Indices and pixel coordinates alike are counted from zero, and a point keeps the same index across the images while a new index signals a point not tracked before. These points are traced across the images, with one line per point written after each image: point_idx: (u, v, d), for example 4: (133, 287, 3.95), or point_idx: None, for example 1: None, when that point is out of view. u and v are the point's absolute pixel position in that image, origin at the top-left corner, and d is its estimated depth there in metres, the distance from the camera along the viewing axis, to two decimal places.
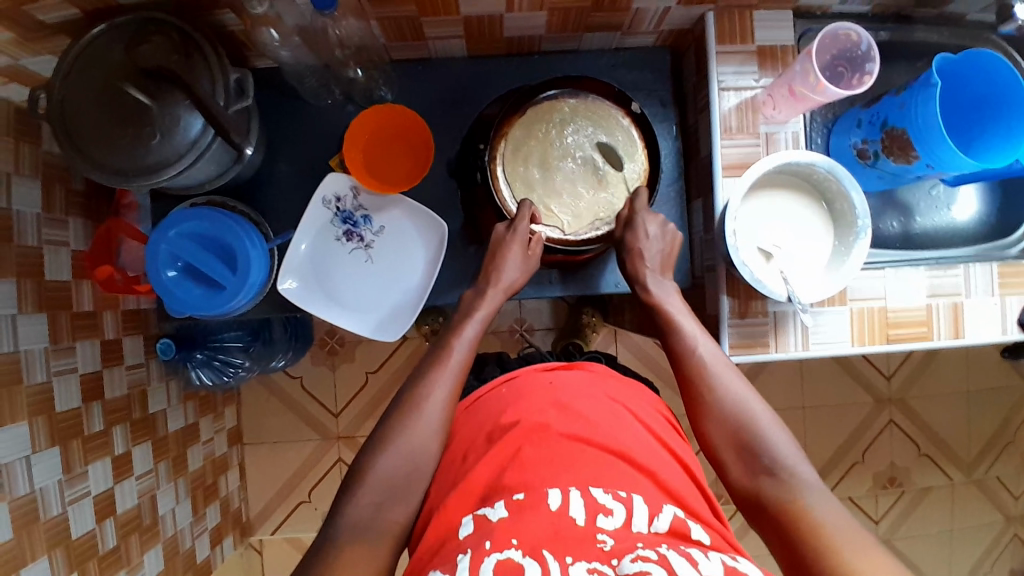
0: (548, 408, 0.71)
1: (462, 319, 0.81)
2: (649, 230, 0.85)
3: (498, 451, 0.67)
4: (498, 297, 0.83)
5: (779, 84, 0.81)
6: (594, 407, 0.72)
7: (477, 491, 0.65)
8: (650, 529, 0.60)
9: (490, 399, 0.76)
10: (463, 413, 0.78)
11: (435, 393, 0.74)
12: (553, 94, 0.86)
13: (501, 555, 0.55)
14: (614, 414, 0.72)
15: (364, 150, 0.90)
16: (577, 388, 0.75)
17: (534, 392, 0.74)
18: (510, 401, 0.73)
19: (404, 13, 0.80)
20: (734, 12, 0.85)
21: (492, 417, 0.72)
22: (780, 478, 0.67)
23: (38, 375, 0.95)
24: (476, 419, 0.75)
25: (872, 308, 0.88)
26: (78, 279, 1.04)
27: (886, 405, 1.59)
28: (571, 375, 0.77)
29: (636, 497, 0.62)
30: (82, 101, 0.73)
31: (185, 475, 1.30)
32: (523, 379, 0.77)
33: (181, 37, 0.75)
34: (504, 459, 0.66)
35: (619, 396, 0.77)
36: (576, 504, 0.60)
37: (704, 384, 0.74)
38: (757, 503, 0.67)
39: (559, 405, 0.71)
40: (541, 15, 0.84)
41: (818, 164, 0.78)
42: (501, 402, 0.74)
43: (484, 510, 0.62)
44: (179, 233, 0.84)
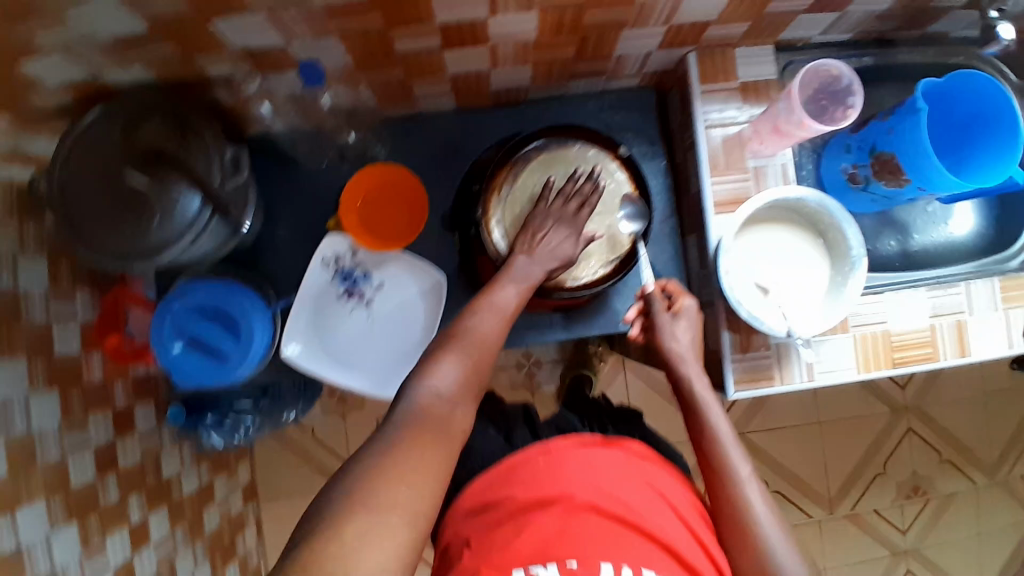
0: (597, 490, 0.71)
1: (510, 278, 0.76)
2: (680, 331, 0.81)
3: (536, 527, 0.67)
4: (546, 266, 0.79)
5: (765, 119, 0.83)
6: (627, 486, 0.72)
7: (517, 560, 0.65)
8: None
9: (523, 470, 0.74)
10: (492, 478, 0.75)
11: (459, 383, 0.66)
12: (534, 150, 0.87)
13: None
14: (647, 493, 0.72)
15: (360, 210, 0.91)
16: (611, 466, 0.74)
17: (575, 469, 0.73)
18: (550, 475, 0.72)
19: (391, 76, 0.82)
20: (714, 51, 0.87)
21: (528, 490, 0.71)
22: None
23: (52, 452, 0.95)
24: (509, 486, 0.73)
25: (874, 333, 0.87)
26: (87, 350, 1.06)
27: (902, 414, 1.58)
28: (610, 454, 0.76)
29: None
30: (79, 188, 0.74)
31: (202, 538, 1.30)
32: (559, 453, 0.75)
33: (174, 118, 0.76)
34: (550, 535, 0.66)
35: (655, 476, 0.76)
36: None
37: (740, 517, 0.71)
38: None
39: (605, 489, 0.71)
40: (525, 67, 0.85)
41: (807, 198, 0.79)
42: (540, 475, 0.73)
43: (537, 570, 0.63)
44: (183, 306, 0.85)
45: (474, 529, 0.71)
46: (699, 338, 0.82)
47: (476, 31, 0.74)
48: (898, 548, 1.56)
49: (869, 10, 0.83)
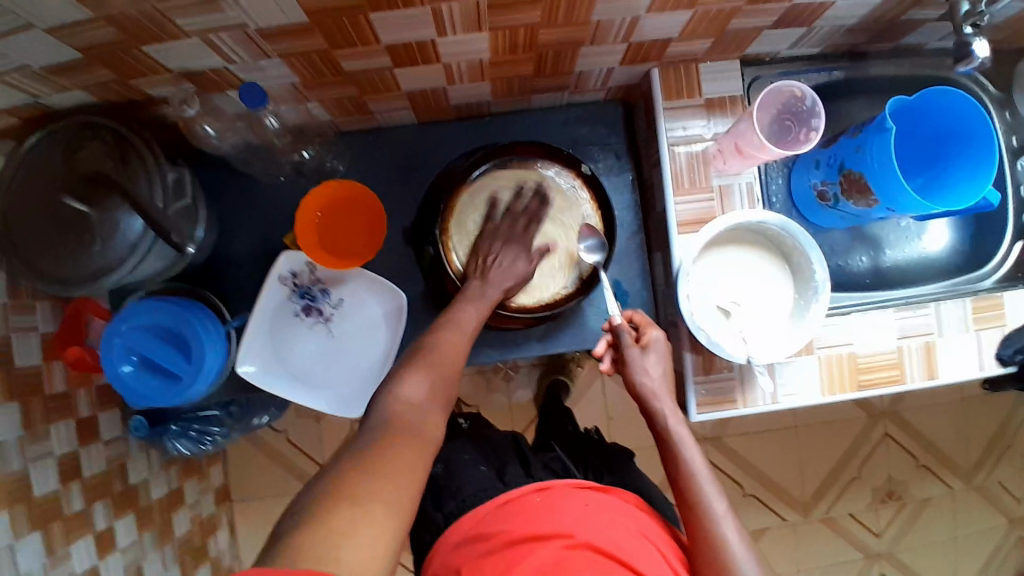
0: (594, 530, 0.70)
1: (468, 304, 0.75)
2: (649, 363, 0.75)
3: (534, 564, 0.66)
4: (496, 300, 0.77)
5: (727, 139, 0.80)
6: (620, 529, 0.72)
7: None
8: None
9: (522, 505, 0.73)
10: (486, 515, 0.74)
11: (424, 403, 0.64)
12: (476, 177, 0.87)
13: None
14: (636, 535, 0.72)
15: (317, 227, 0.88)
16: (604, 510, 0.74)
17: (571, 509, 0.73)
18: (549, 513, 0.72)
19: (344, 92, 0.79)
20: (678, 65, 0.84)
21: (525, 526, 0.70)
22: None
23: (15, 463, 0.95)
24: (504, 524, 0.72)
25: (840, 355, 0.86)
26: (48, 361, 1.04)
27: (879, 418, 1.57)
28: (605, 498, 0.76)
29: None
30: (16, 209, 0.71)
31: (171, 541, 1.30)
32: (556, 493, 0.75)
33: (115, 139, 0.74)
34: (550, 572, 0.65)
35: (645, 523, 0.75)
36: None
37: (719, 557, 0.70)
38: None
39: (600, 531, 0.71)
40: (484, 83, 0.83)
41: (768, 221, 0.77)
42: (538, 512, 0.72)
43: None
44: (132, 326, 0.83)
45: (466, 556, 0.71)
46: (670, 370, 0.76)
47: (425, 52, 0.72)
48: (873, 551, 1.57)
49: (837, 24, 0.81)
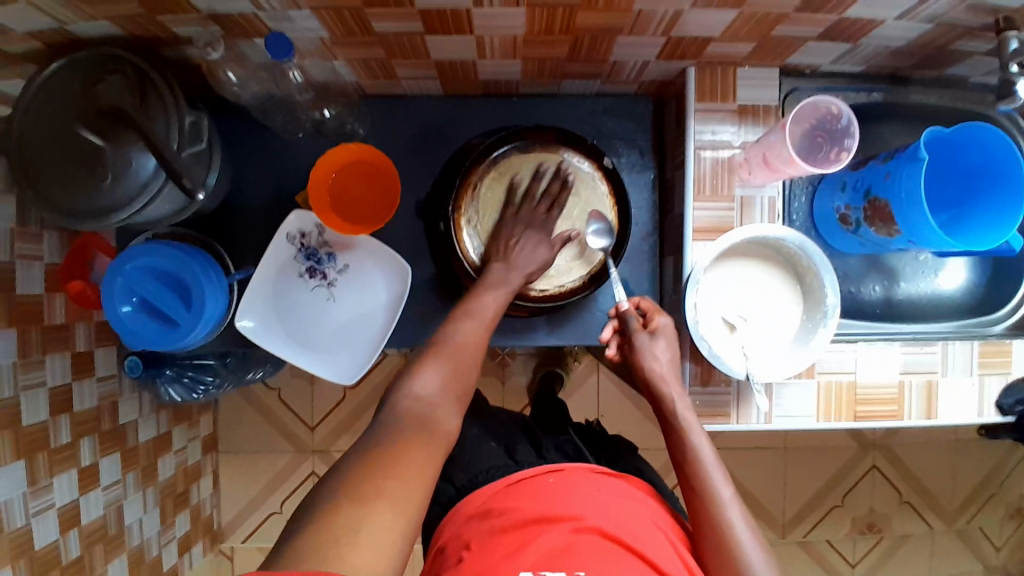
0: (605, 514, 0.68)
1: (488, 288, 0.75)
2: (659, 349, 0.75)
3: (543, 548, 0.64)
4: (519, 279, 0.77)
5: (756, 149, 0.78)
6: (634, 515, 0.70)
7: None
8: None
9: (534, 486, 0.72)
10: (497, 493, 0.72)
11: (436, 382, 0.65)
12: (496, 158, 0.85)
13: None
14: (650, 519, 0.70)
15: (331, 188, 0.87)
16: (619, 495, 0.72)
17: (582, 492, 0.71)
18: (557, 495, 0.70)
19: (372, 55, 0.78)
20: (716, 67, 0.82)
21: (536, 507, 0.68)
22: None
23: (4, 390, 0.99)
24: (514, 499, 0.70)
25: (840, 383, 0.85)
26: (51, 292, 1.09)
27: (870, 450, 1.55)
28: (616, 484, 0.74)
29: None
30: (35, 137, 0.71)
31: (155, 484, 1.34)
32: (571, 474, 0.74)
33: (137, 75, 0.72)
34: (556, 556, 0.63)
35: (657, 513, 0.73)
36: None
37: (725, 541, 0.68)
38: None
39: (611, 517, 0.68)
40: (515, 62, 0.81)
41: (786, 238, 0.75)
42: (548, 494, 0.70)
43: None
44: (135, 267, 0.82)
45: (477, 531, 0.69)
46: (676, 361, 0.76)
47: (459, 21, 0.71)
48: None
49: (882, 45, 0.79)
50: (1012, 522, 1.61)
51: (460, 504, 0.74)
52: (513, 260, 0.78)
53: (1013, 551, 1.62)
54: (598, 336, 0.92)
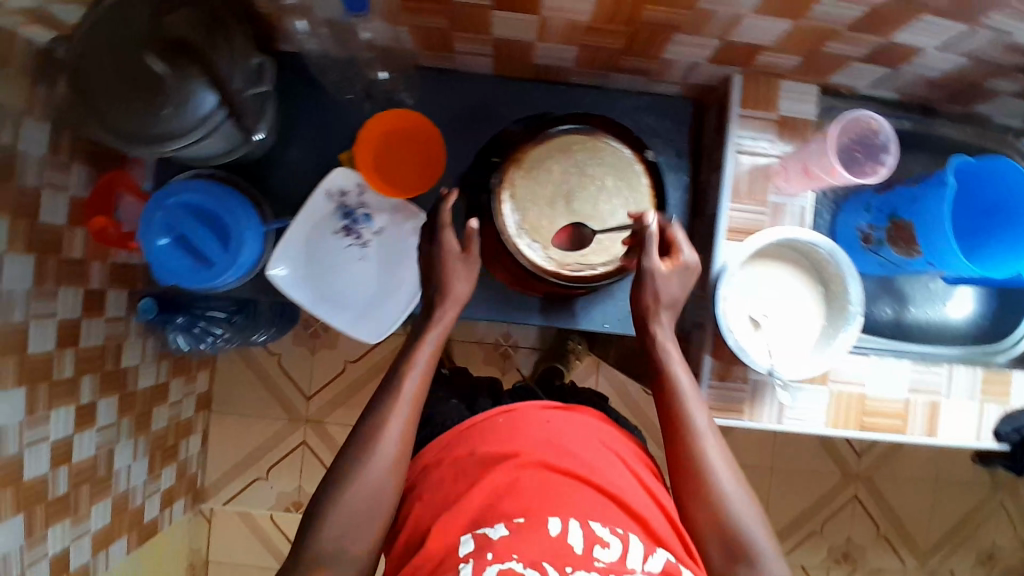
0: (551, 444, 0.72)
1: (416, 344, 0.79)
2: (670, 280, 0.78)
3: (488, 483, 0.68)
4: (440, 331, 0.80)
5: (797, 158, 0.83)
6: (590, 446, 0.74)
7: (469, 512, 0.66)
8: (643, 567, 0.63)
9: (486, 427, 0.76)
10: (456, 437, 0.76)
11: (395, 430, 0.73)
12: (546, 138, 0.86)
13: (502, 566, 0.60)
14: (609, 452, 0.74)
15: (376, 151, 0.90)
16: (575, 432, 0.75)
17: (532, 425, 0.75)
18: (507, 431, 0.74)
19: (435, 24, 0.81)
20: (760, 77, 0.86)
21: (487, 445, 0.73)
22: (746, 557, 0.68)
23: (16, 314, 0.99)
24: (468, 442, 0.75)
25: (851, 393, 0.88)
26: (73, 226, 1.09)
27: (852, 480, 1.58)
28: (571, 418, 0.77)
29: (633, 536, 0.66)
30: (98, 59, 0.72)
31: (147, 433, 1.34)
32: (522, 414, 0.77)
33: (209, 14, 0.74)
34: (497, 491, 0.67)
35: (615, 441, 0.78)
36: (575, 533, 0.64)
37: (696, 466, 0.72)
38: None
39: (560, 447, 0.72)
40: (570, 48, 0.84)
41: (820, 244, 0.78)
42: (496, 431, 0.74)
43: (484, 531, 0.64)
44: (177, 203, 0.84)
45: (428, 483, 0.74)
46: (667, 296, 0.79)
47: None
48: None
49: (920, 73, 0.83)
50: (982, 567, 1.64)
51: (426, 448, 0.79)
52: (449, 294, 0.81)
53: None
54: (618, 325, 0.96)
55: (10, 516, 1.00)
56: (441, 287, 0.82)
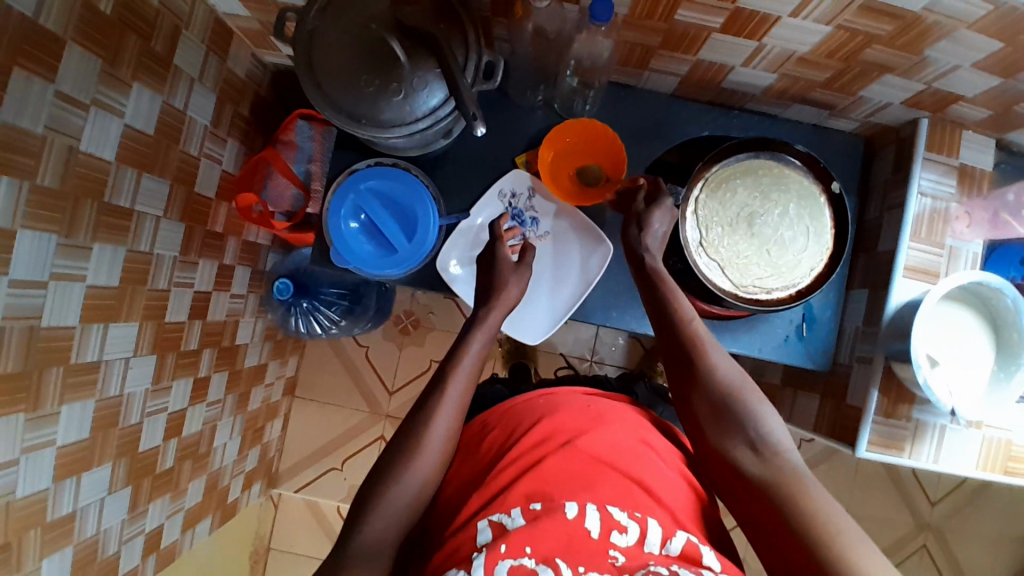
0: (585, 421, 0.80)
1: (459, 352, 0.78)
2: (658, 226, 0.82)
3: (526, 455, 0.76)
4: (498, 315, 0.82)
5: (983, 205, 0.87)
6: (622, 429, 0.80)
7: (494, 491, 0.73)
8: (661, 550, 0.67)
9: (525, 408, 0.85)
10: (501, 414, 0.86)
11: (441, 426, 0.73)
12: (734, 162, 0.87)
13: (515, 561, 0.62)
14: (637, 431, 0.81)
15: (554, 158, 0.92)
16: (612, 414, 0.83)
17: (570, 408, 0.83)
18: (546, 411, 0.83)
19: (647, 40, 0.82)
20: (946, 124, 0.88)
21: (526, 420, 0.82)
22: (764, 455, 0.67)
23: (161, 281, 0.99)
24: (514, 417, 0.84)
25: (1000, 439, 0.89)
26: (219, 199, 1.10)
27: (923, 530, 1.55)
28: (609, 402, 0.85)
29: (650, 519, 0.70)
30: (338, 42, 0.75)
31: (244, 412, 1.33)
32: (561, 396, 0.86)
33: (447, 8, 0.75)
34: (531, 461, 0.75)
35: (646, 426, 0.83)
36: (591, 517, 0.68)
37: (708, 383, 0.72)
38: (739, 482, 0.68)
39: (587, 428, 0.79)
40: (769, 77, 0.86)
41: (1006, 290, 0.79)
42: (537, 410, 0.83)
43: (499, 517, 0.69)
44: (368, 188, 0.85)
45: (467, 459, 0.82)
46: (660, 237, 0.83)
47: (758, 27, 0.75)
48: None
49: None
50: None
51: (475, 417, 0.90)
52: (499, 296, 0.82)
53: None
54: (773, 352, 0.94)
55: (120, 488, 0.98)
56: (493, 289, 0.83)
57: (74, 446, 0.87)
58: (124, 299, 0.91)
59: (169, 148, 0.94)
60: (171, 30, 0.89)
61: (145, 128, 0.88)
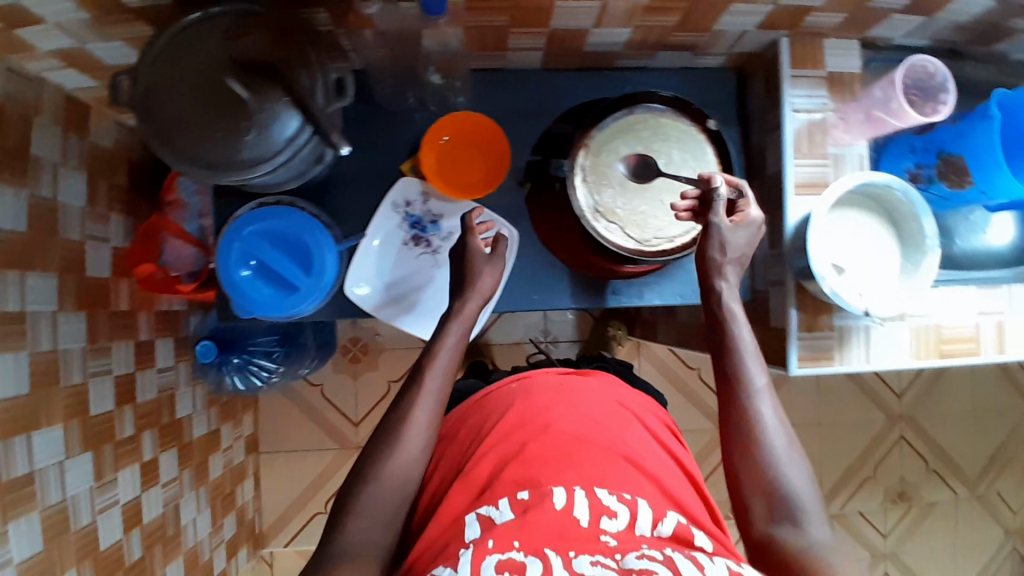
0: (559, 403, 0.80)
1: (434, 347, 0.77)
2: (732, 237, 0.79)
3: (498, 448, 0.75)
4: (473, 304, 0.81)
5: (859, 107, 0.88)
6: (603, 414, 0.80)
7: (477, 485, 0.72)
8: (653, 533, 0.66)
9: (500, 396, 0.85)
10: (475, 405, 0.86)
11: (422, 417, 0.73)
12: (612, 121, 0.87)
13: (503, 555, 0.60)
14: (622, 419, 0.81)
15: (439, 154, 0.90)
16: (588, 397, 0.82)
17: (546, 390, 0.83)
18: (521, 396, 0.82)
19: (494, 23, 0.81)
20: (806, 38, 0.89)
21: (505, 409, 0.81)
22: (801, 527, 0.67)
23: (75, 375, 0.94)
24: (488, 409, 0.84)
25: (928, 326, 0.91)
26: (117, 277, 1.05)
27: (897, 421, 1.60)
28: (584, 382, 0.86)
29: (641, 500, 0.68)
30: (180, 90, 0.72)
31: (206, 483, 1.29)
32: (535, 380, 0.86)
33: (282, 33, 0.73)
34: (510, 452, 0.74)
35: (628, 402, 0.85)
36: (580, 504, 0.66)
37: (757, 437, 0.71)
38: (769, 559, 0.67)
39: (569, 408, 0.80)
40: (624, 32, 0.86)
41: (894, 185, 0.81)
42: (512, 397, 0.83)
43: (487, 511, 0.68)
44: (254, 232, 0.82)
45: (449, 453, 0.83)
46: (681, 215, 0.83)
47: None
48: (878, 551, 1.58)
49: (953, 19, 0.86)
50: None
51: (450, 414, 0.90)
52: (471, 287, 0.81)
53: None
54: (695, 295, 0.97)
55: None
56: (465, 282, 0.82)
57: (30, 561, 0.83)
58: (39, 404, 0.87)
59: (47, 240, 0.90)
60: (19, 120, 0.85)
61: (14, 227, 0.83)
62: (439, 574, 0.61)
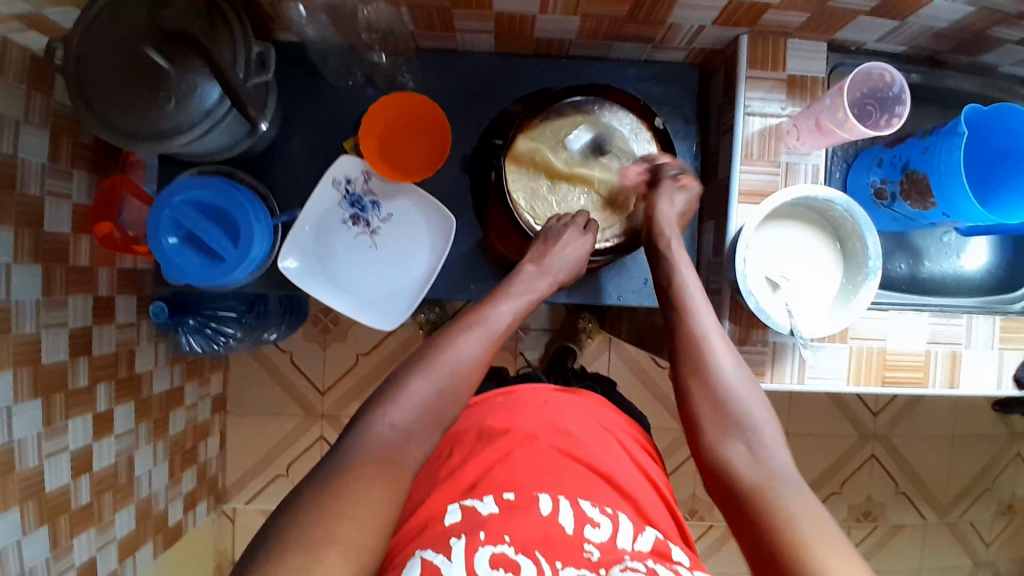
0: (543, 423, 0.76)
1: (497, 298, 0.77)
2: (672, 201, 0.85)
3: (484, 453, 0.71)
4: (547, 284, 0.80)
5: (806, 115, 0.81)
6: (587, 432, 0.77)
7: (461, 484, 0.68)
8: (634, 546, 0.65)
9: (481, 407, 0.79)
10: None
11: (474, 353, 0.70)
12: (552, 112, 0.86)
13: (495, 548, 0.59)
14: (602, 438, 0.77)
15: (381, 135, 0.88)
16: (570, 411, 0.79)
17: (528, 406, 0.78)
18: (502, 410, 0.78)
19: (435, 3, 0.78)
20: (768, 36, 0.84)
21: (485, 420, 0.76)
22: (754, 451, 0.68)
23: (27, 326, 0.95)
24: (468, 418, 0.78)
25: (871, 348, 0.88)
26: (77, 233, 1.05)
27: (869, 440, 1.55)
28: (567, 399, 0.81)
29: (620, 515, 0.68)
30: (100, 57, 0.71)
31: (165, 438, 1.33)
32: (521, 395, 0.80)
33: (207, 3, 0.72)
34: (493, 459, 0.70)
35: (608, 422, 0.81)
36: (565, 513, 0.65)
37: (704, 368, 0.73)
38: (724, 480, 0.68)
39: (552, 423, 0.77)
40: (574, 19, 0.82)
41: (835, 200, 0.77)
42: (492, 411, 0.78)
43: (472, 501, 0.65)
44: (183, 200, 0.82)
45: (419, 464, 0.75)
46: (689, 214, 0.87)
47: None
48: None
49: (926, 27, 0.80)
50: (1001, 517, 1.60)
51: None
52: (550, 263, 0.81)
53: (1001, 547, 1.61)
54: (633, 297, 0.95)
55: (34, 530, 0.97)
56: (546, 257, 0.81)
57: None
58: None
59: (2, 192, 0.90)
60: None
61: None
62: (427, 556, 0.59)
